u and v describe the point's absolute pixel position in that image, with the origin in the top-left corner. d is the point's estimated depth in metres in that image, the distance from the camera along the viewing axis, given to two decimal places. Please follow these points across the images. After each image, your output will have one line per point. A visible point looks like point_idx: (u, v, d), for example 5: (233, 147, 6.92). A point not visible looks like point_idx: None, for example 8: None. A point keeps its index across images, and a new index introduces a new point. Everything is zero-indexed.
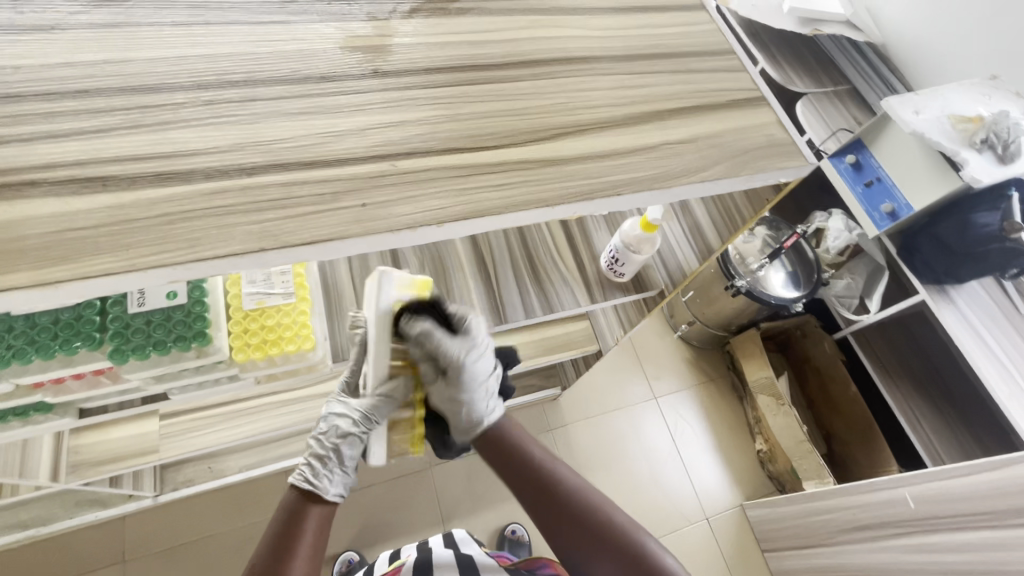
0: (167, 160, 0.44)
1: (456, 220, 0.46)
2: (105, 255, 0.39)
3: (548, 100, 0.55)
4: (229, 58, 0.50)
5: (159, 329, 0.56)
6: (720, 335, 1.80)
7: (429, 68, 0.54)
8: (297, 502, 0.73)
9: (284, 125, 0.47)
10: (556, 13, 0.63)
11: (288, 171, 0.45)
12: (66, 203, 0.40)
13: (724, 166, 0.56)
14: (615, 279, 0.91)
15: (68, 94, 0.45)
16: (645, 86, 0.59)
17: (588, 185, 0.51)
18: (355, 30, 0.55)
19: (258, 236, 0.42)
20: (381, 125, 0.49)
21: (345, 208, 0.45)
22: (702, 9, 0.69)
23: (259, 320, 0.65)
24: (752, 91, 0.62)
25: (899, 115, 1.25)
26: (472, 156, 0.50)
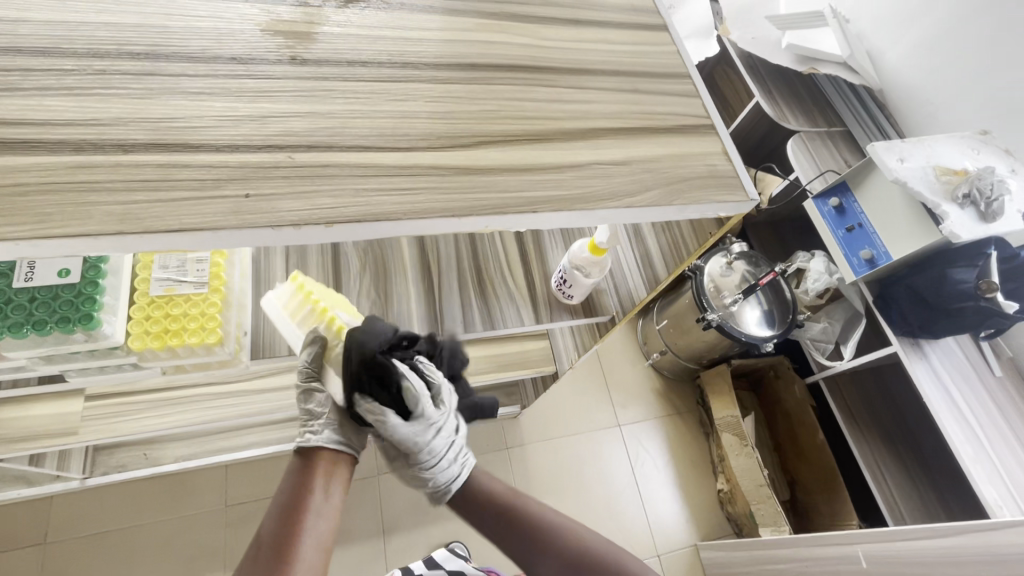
0: (38, 128, 0.41)
1: (347, 222, 0.43)
2: None
3: (478, 107, 0.52)
4: (135, 29, 0.47)
5: (41, 307, 0.53)
6: (692, 368, 1.76)
7: (354, 61, 0.51)
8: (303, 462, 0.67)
9: (178, 104, 0.44)
10: (506, 19, 0.60)
11: (171, 152, 0.42)
12: None
13: (657, 192, 0.52)
14: (565, 301, 0.87)
15: None
16: (586, 102, 0.56)
17: (503, 199, 0.48)
18: (282, 15, 0.52)
19: (120, 218, 0.39)
20: (286, 114, 0.46)
21: (225, 196, 0.41)
22: (665, 30, 0.66)
23: (164, 308, 0.61)
24: (702, 119, 0.60)
25: (883, 161, 1.22)
26: (381, 156, 0.47)
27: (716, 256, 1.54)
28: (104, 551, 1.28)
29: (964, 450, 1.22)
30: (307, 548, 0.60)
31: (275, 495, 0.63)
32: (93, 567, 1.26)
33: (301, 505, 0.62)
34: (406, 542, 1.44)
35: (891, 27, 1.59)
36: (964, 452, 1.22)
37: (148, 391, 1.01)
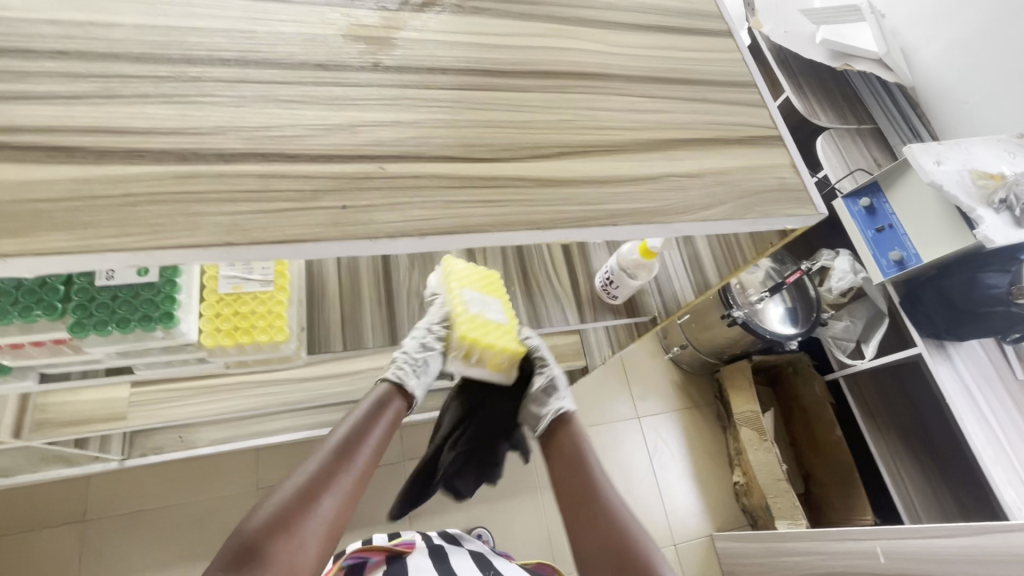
0: (141, 137, 0.41)
1: (439, 234, 0.44)
2: (59, 234, 0.36)
3: (555, 116, 0.53)
4: (223, 33, 0.47)
5: (124, 305, 0.54)
6: (711, 363, 1.78)
7: (433, 68, 0.52)
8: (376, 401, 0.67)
9: (271, 112, 0.45)
10: (576, 24, 0.60)
11: (269, 162, 0.43)
12: (28, 172, 0.38)
13: (730, 206, 0.53)
14: (609, 301, 0.88)
15: (47, 54, 0.42)
16: (658, 111, 0.57)
17: (584, 212, 0.48)
18: (361, 19, 0.52)
19: (227, 229, 0.40)
20: (374, 123, 0.47)
21: (323, 208, 0.42)
22: (730, 36, 0.66)
23: (232, 305, 0.63)
24: (769, 129, 0.60)
25: (920, 164, 1.22)
26: (466, 167, 0.47)
27: None
28: (140, 529, 1.31)
29: (985, 452, 1.25)
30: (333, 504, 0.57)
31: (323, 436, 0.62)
32: (130, 544, 1.29)
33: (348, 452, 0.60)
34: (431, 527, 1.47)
35: (929, 23, 1.57)
36: (984, 453, 1.24)
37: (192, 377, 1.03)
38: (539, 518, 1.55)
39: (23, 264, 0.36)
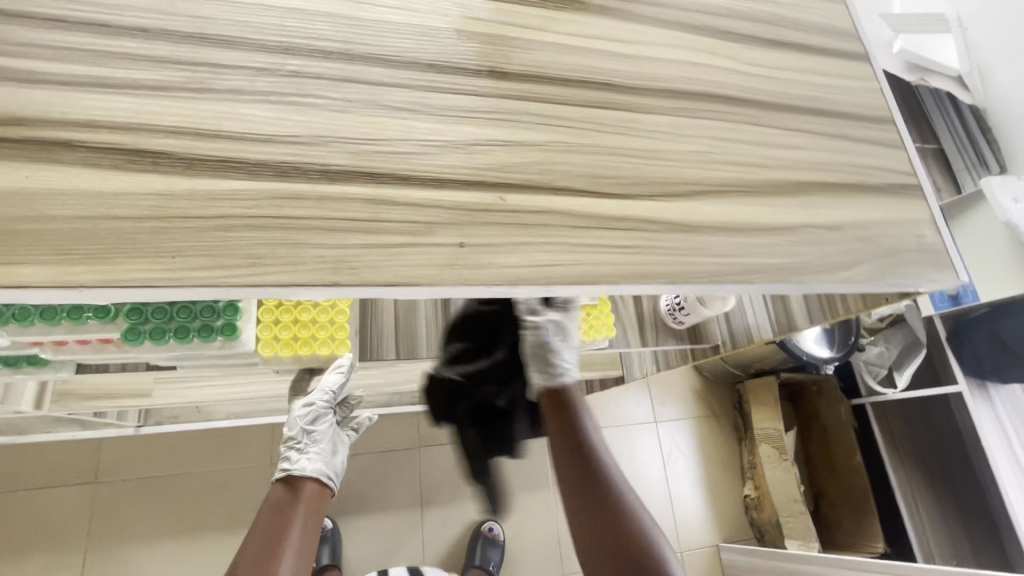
0: (235, 143, 0.35)
1: (564, 283, 0.38)
2: (145, 262, 0.31)
3: (687, 146, 0.46)
4: (324, 18, 0.40)
5: (182, 311, 0.49)
6: (735, 375, 1.74)
7: (556, 78, 0.45)
8: (286, 494, 0.80)
9: (381, 122, 0.39)
10: (706, 33, 0.52)
11: (379, 185, 0.37)
12: (107, 181, 0.32)
13: (869, 266, 0.47)
14: (672, 325, 0.83)
15: (125, 31, 0.35)
16: (793, 147, 0.50)
17: (718, 265, 0.43)
18: (476, 10, 0.45)
19: (333, 266, 0.34)
20: (494, 143, 0.41)
21: (439, 245, 0.36)
22: (866, 61, 0.59)
23: (292, 314, 0.67)
24: (907, 175, 0.54)
25: (997, 202, 1.16)
26: (594, 203, 0.41)
27: None
28: (151, 495, 1.29)
29: None
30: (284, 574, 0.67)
31: (253, 530, 0.72)
32: (140, 510, 1.27)
33: (281, 530, 0.72)
34: (442, 515, 1.46)
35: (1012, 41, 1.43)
36: None
37: None
38: (548, 514, 1.55)
39: (103, 297, 0.30)
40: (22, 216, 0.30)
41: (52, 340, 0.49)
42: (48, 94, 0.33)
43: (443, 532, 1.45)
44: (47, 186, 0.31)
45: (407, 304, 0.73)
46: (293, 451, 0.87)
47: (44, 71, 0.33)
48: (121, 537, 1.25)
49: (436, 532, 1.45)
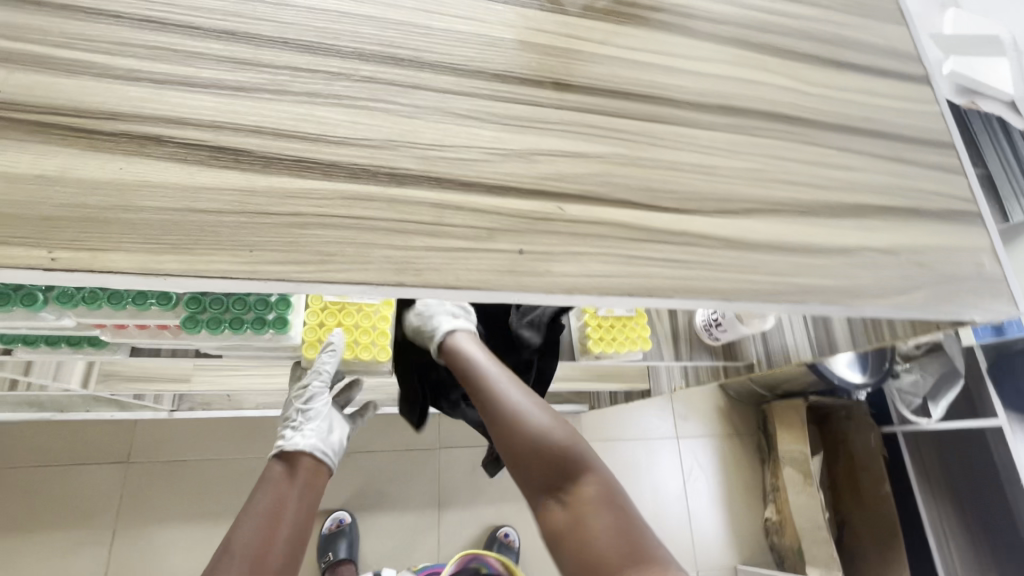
0: (310, 144, 0.36)
1: (618, 294, 0.38)
2: (224, 254, 0.32)
3: (743, 163, 0.46)
4: (397, 26, 0.42)
5: (238, 302, 0.51)
6: (761, 395, 1.72)
7: (616, 92, 0.45)
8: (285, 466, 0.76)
9: (447, 129, 0.40)
10: (764, 51, 0.52)
11: (443, 190, 0.38)
12: (192, 175, 0.33)
13: (925, 292, 0.46)
14: (707, 341, 0.82)
15: (213, 33, 0.37)
16: (850, 169, 0.50)
17: (771, 284, 0.42)
18: (540, 22, 0.46)
19: (398, 267, 0.35)
20: (554, 153, 0.41)
21: (499, 251, 0.37)
22: (925, 84, 0.58)
23: (338, 316, 0.63)
24: (967, 202, 0.52)
25: None
26: (650, 216, 0.41)
27: None
28: (178, 479, 1.33)
29: None
30: (272, 554, 0.63)
31: (250, 504, 0.69)
32: (167, 493, 1.31)
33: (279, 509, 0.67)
34: (459, 519, 1.46)
35: None
36: None
37: None
38: None
39: (183, 284, 0.32)
40: (114, 205, 0.31)
41: (114, 324, 0.52)
42: (141, 91, 0.34)
43: (459, 535, 1.45)
44: (138, 178, 0.32)
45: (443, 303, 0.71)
46: (291, 424, 0.82)
47: (139, 69, 0.35)
48: (149, 517, 1.29)
49: (453, 535, 1.45)
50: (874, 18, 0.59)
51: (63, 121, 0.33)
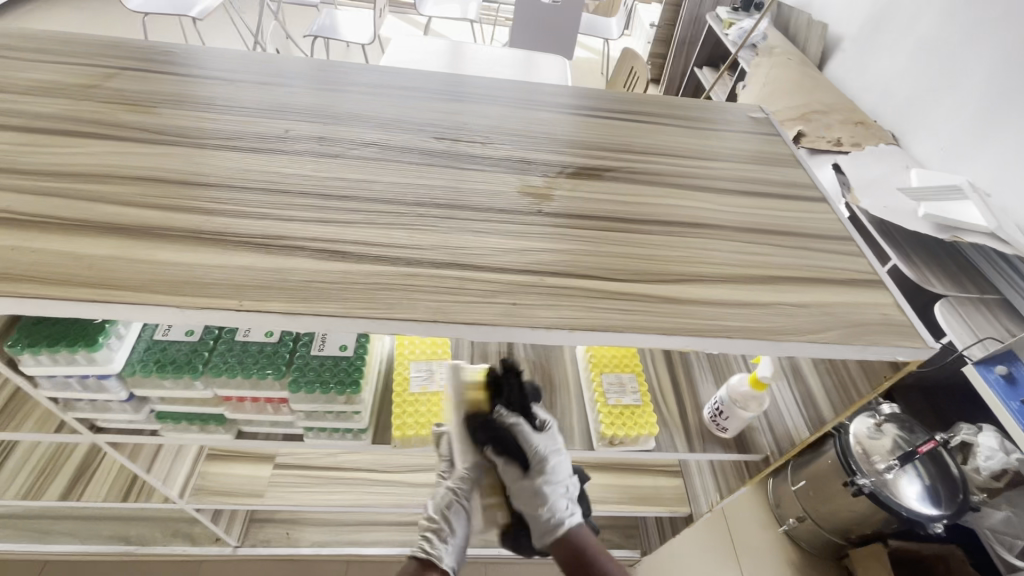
0: (385, 247, 0.60)
1: (584, 329, 0.56)
2: (330, 304, 0.54)
3: (675, 252, 0.66)
4: (440, 189, 0.69)
5: (327, 371, 0.71)
6: (837, 544, 1.57)
7: (580, 214, 0.69)
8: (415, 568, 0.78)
9: (468, 237, 0.63)
10: (688, 189, 0.76)
11: (465, 269, 0.59)
12: (320, 263, 0.57)
13: (836, 331, 0.60)
14: (719, 434, 0.90)
15: (337, 197, 0.65)
16: (763, 254, 0.67)
17: (703, 325, 0.58)
18: (531, 182, 0.73)
19: (435, 311, 0.55)
20: (537, 249, 0.63)
21: (500, 303, 0.57)
22: (823, 203, 0.78)
23: (414, 404, 0.83)
24: (870, 274, 0.68)
25: None
26: (604, 284, 0.60)
27: (860, 415, 1.47)
28: None
29: None
30: None
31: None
32: None
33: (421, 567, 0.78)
34: None
35: None
36: None
37: (321, 468, 1.17)
38: None
39: (310, 320, 0.53)
40: (276, 278, 0.55)
41: (236, 396, 0.72)
42: (297, 224, 0.61)
43: None
44: (289, 265, 0.56)
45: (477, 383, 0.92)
46: (434, 535, 0.81)
47: (296, 215, 0.62)
48: None
49: None
50: (774, 167, 0.84)
51: (253, 240, 0.58)
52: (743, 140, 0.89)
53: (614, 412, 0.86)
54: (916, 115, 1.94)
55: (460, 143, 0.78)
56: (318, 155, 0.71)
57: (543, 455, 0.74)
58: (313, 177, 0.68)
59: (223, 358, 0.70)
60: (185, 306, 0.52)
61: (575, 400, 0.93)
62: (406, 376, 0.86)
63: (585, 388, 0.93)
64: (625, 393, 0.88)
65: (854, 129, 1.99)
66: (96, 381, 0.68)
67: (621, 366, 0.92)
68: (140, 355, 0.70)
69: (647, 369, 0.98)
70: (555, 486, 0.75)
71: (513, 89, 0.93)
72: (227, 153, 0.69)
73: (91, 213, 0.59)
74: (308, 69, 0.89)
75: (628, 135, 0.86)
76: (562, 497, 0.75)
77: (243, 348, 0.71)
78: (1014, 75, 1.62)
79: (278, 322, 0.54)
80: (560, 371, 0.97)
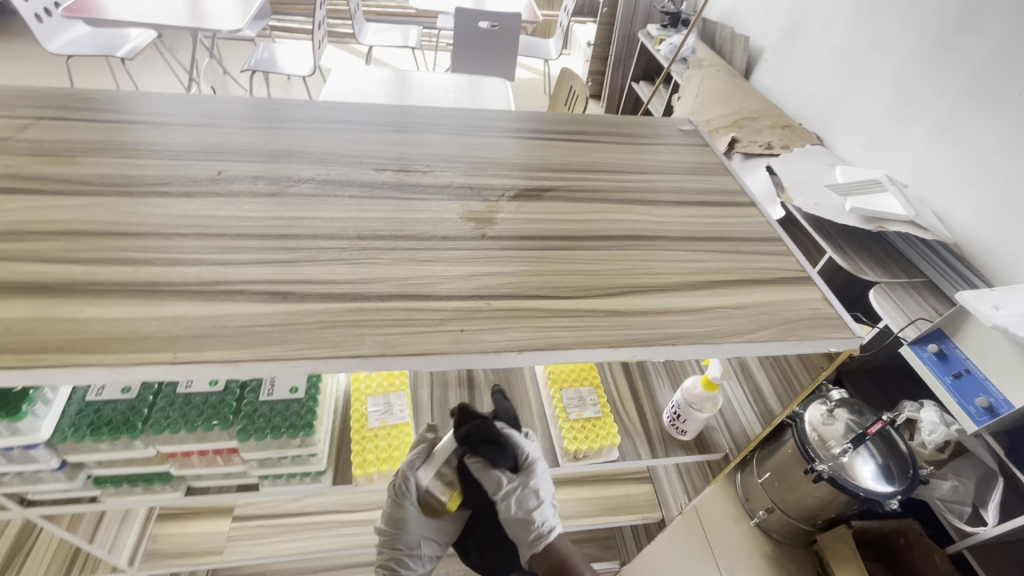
0: (326, 284, 0.59)
1: (533, 349, 0.56)
2: (272, 346, 0.52)
3: (617, 265, 0.68)
4: (383, 220, 0.69)
5: (278, 416, 0.69)
6: (806, 530, 1.61)
7: (523, 236, 0.70)
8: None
9: (411, 267, 0.63)
10: (626, 203, 0.79)
11: (410, 300, 0.59)
12: (260, 306, 0.56)
13: (773, 329, 0.63)
14: (679, 437, 0.92)
15: (275, 236, 0.64)
16: (700, 261, 0.71)
17: (647, 334, 0.60)
18: (473, 207, 0.74)
19: (382, 344, 0.54)
20: (483, 273, 0.64)
21: (448, 330, 0.56)
22: (753, 207, 0.83)
23: (373, 440, 0.81)
24: (799, 271, 0.72)
25: (975, 308, 1.18)
26: (551, 303, 0.61)
27: (814, 403, 1.53)
28: None
29: None
30: None
31: None
32: None
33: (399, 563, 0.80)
34: None
35: (953, 187, 1.62)
36: None
37: (283, 515, 1.11)
38: None
39: (252, 365, 0.51)
40: (213, 325, 0.53)
41: (181, 452, 0.69)
42: (232, 268, 0.59)
43: None
44: (227, 311, 0.55)
45: (440, 409, 0.92)
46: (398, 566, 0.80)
47: (234, 258, 0.60)
48: None
49: None
50: (706, 176, 0.88)
51: (188, 288, 0.57)
52: (675, 153, 0.93)
53: (575, 426, 0.88)
54: (838, 116, 2.07)
55: (400, 173, 0.78)
56: (254, 194, 0.70)
57: (532, 459, 0.75)
58: (249, 218, 0.66)
59: (164, 413, 0.67)
60: (115, 364, 0.49)
61: (539, 418, 0.93)
62: (363, 412, 0.85)
63: (546, 405, 0.95)
64: (585, 407, 0.90)
65: (782, 133, 2.11)
66: (22, 451, 0.64)
67: (579, 380, 0.94)
68: (71, 419, 0.66)
69: (606, 380, 1.00)
70: (545, 491, 0.75)
71: (451, 116, 0.94)
72: (156, 199, 0.67)
73: (7, 272, 0.55)
74: (241, 108, 0.88)
75: (565, 154, 0.88)
76: (547, 506, 0.75)
77: (185, 401, 0.68)
78: (915, 74, 1.76)
79: (216, 371, 0.52)
80: (522, 391, 0.97)
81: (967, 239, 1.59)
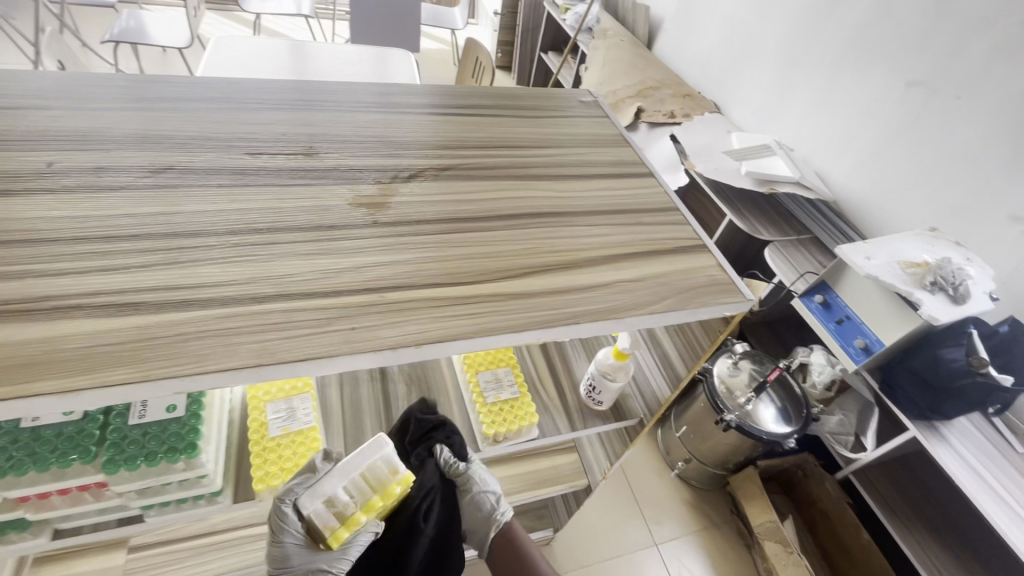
0: (190, 289, 0.52)
1: (432, 342, 0.53)
2: (123, 368, 0.45)
3: (519, 246, 0.66)
4: (258, 211, 0.62)
5: (153, 439, 0.62)
6: (720, 474, 1.75)
7: (420, 220, 0.66)
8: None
9: (293, 263, 0.57)
10: (528, 179, 0.77)
11: (291, 299, 0.53)
12: (104, 322, 0.48)
13: (672, 300, 0.64)
14: (596, 407, 0.93)
15: (124, 237, 0.55)
16: (601, 235, 0.70)
17: (550, 315, 0.58)
18: (364, 191, 0.68)
19: (259, 352, 0.49)
20: (375, 264, 0.59)
21: (337, 330, 0.52)
22: (652, 178, 0.84)
23: (276, 450, 0.75)
24: (695, 240, 0.74)
25: (851, 260, 1.30)
26: (450, 290, 0.58)
27: (721, 357, 1.65)
28: None
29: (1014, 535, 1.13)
30: None
31: None
32: None
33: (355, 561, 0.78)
34: None
35: (831, 149, 1.76)
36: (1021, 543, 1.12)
37: (188, 538, 1.02)
38: None
39: (95, 393, 0.44)
40: (43, 350, 0.45)
41: (35, 494, 0.61)
42: (68, 278, 0.50)
43: None
44: (62, 331, 0.47)
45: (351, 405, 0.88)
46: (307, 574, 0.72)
47: (70, 266, 0.51)
48: None
49: None
50: (607, 148, 0.88)
51: (7, 307, 0.47)
52: (576, 125, 0.92)
53: (493, 409, 0.88)
54: (731, 84, 2.18)
55: (279, 156, 0.70)
56: (95, 188, 0.60)
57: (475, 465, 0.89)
58: (89, 218, 0.56)
59: (5, 454, 0.57)
60: None
61: (457, 404, 0.92)
62: (263, 421, 0.77)
63: (463, 390, 0.93)
64: (502, 389, 0.90)
65: (683, 102, 2.19)
66: None
67: (495, 363, 0.93)
68: None
69: (523, 360, 0.99)
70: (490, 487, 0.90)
71: (336, 91, 0.86)
72: None
73: None
74: (78, 85, 0.75)
75: (464, 130, 0.84)
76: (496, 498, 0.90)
77: (33, 436, 0.59)
78: (795, 44, 1.87)
79: (52, 403, 0.44)
80: (438, 378, 0.95)
81: (843, 196, 1.74)
